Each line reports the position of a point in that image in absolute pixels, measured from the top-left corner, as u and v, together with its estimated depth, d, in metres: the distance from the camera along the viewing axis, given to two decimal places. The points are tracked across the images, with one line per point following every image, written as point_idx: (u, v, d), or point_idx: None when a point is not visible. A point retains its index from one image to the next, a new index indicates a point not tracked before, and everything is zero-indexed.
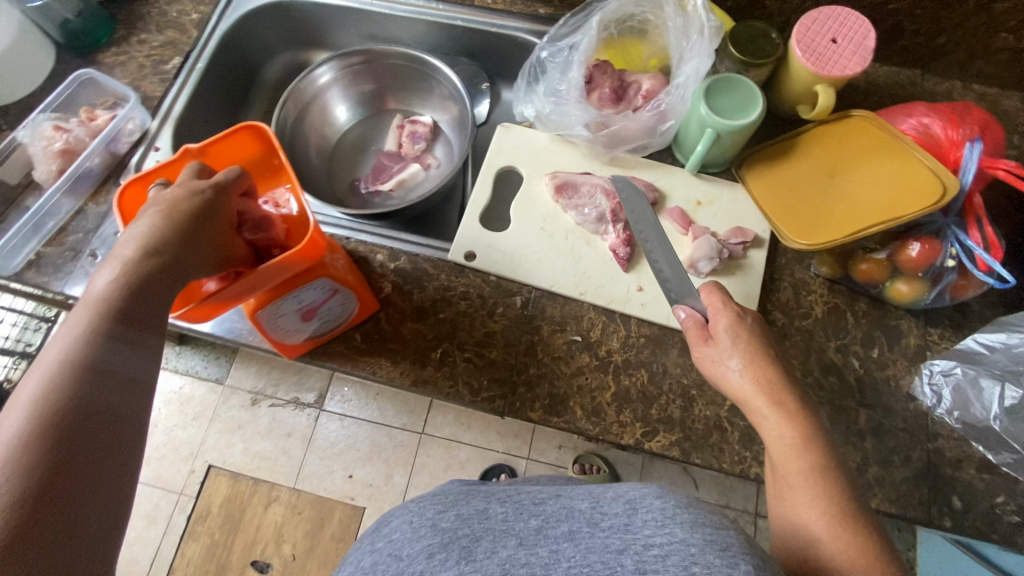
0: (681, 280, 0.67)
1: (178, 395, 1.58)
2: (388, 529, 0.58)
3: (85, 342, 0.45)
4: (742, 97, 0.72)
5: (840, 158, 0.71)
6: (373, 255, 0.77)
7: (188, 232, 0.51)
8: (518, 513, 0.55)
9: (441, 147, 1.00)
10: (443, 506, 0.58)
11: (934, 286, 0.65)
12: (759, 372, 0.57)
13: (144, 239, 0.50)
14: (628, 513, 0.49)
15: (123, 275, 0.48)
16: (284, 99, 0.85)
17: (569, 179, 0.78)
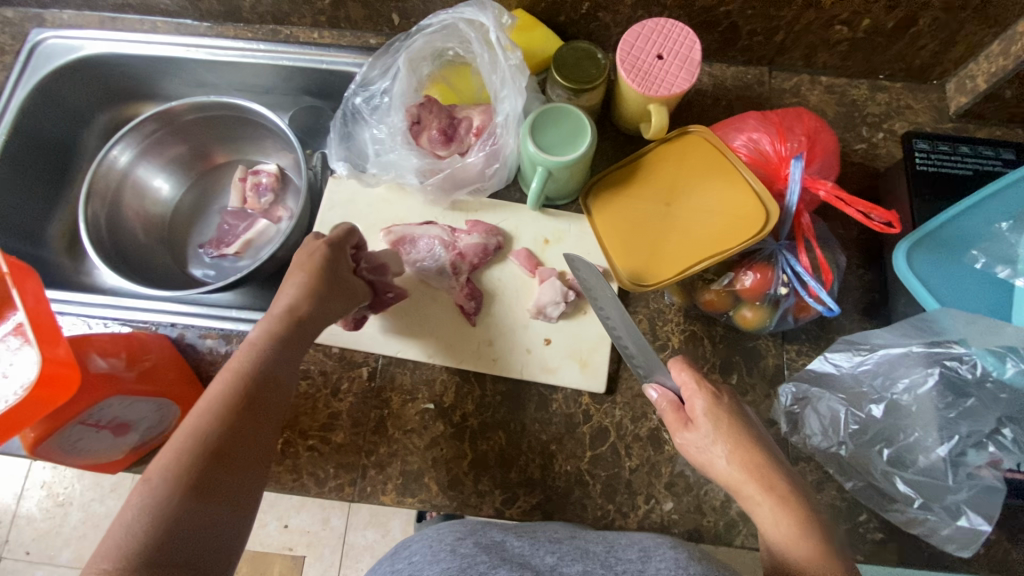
0: (646, 354, 0.62)
1: None
2: (409, 551, 0.58)
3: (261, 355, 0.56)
4: (570, 129, 0.67)
5: (676, 184, 0.68)
6: (201, 340, 0.71)
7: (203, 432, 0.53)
8: (535, 546, 0.55)
9: (292, 193, 0.91)
10: (464, 531, 0.58)
11: (775, 312, 0.62)
12: (746, 457, 0.53)
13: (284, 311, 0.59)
14: (641, 557, 0.53)
15: (292, 304, 0.59)
16: (84, 195, 0.79)
17: (408, 232, 0.72)
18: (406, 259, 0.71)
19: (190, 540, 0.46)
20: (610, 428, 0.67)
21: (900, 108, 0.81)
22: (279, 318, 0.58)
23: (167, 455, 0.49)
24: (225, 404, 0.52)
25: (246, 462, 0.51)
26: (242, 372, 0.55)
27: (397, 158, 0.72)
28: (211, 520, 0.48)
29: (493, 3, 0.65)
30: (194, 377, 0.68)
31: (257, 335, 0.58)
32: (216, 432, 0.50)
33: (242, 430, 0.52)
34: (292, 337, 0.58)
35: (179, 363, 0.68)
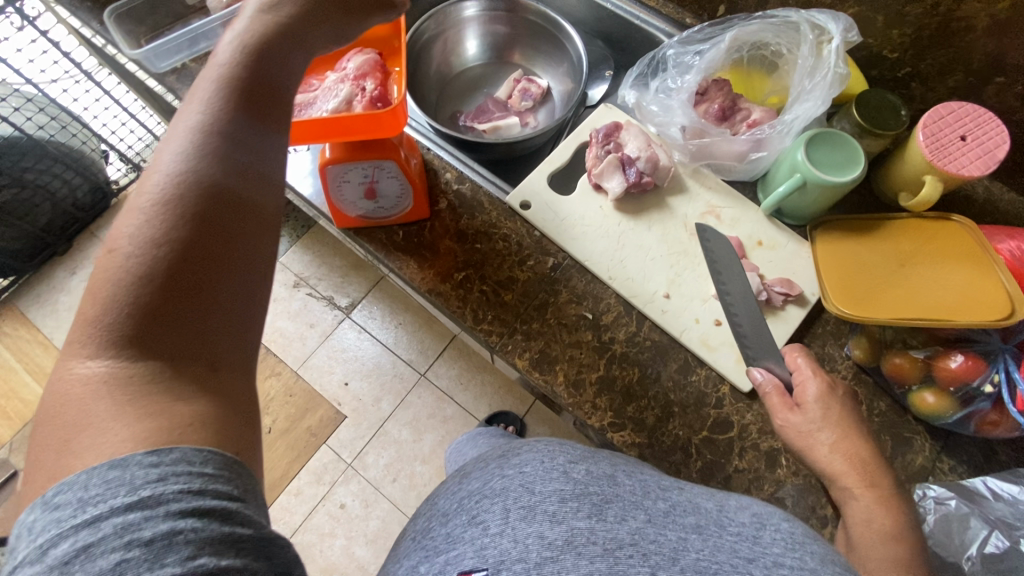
0: (760, 340, 0.67)
1: None
2: (518, 458, 0.54)
3: (216, 108, 0.42)
4: (845, 156, 0.70)
5: (917, 252, 0.69)
6: (443, 171, 0.83)
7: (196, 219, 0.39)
8: (646, 491, 0.53)
9: (546, 110, 1.04)
10: (576, 456, 0.55)
11: (961, 408, 0.61)
12: (850, 448, 0.57)
13: (245, 38, 0.45)
14: (754, 525, 0.49)
15: (249, 40, 0.45)
16: (430, 13, 0.91)
17: (656, 157, 0.79)
18: (623, 174, 0.78)
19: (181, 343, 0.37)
20: (734, 425, 0.69)
21: None
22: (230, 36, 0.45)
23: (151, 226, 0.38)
24: (189, 194, 0.39)
25: (245, 266, 0.41)
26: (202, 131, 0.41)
27: (674, 108, 0.79)
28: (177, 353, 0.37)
29: (849, 18, 0.70)
30: (429, 193, 0.80)
31: (199, 98, 0.43)
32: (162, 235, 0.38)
33: (231, 234, 0.40)
34: (249, 105, 0.44)
35: (423, 176, 0.80)
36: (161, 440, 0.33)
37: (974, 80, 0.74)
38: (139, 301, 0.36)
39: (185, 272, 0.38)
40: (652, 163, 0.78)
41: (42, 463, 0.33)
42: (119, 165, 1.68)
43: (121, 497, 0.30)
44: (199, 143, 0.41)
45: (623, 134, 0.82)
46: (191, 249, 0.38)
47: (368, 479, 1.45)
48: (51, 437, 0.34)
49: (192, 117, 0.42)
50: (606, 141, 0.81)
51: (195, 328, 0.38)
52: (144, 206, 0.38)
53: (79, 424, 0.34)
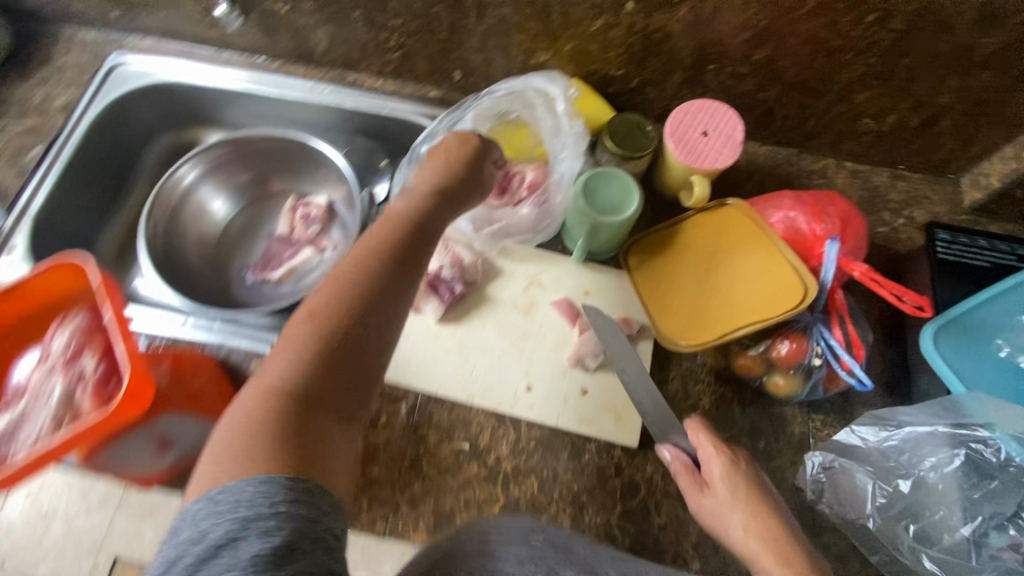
0: (660, 414, 0.66)
1: None
2: (482, 527, 0.58)
3: (355, 276, 0.54)
4: (619, 190, 0.72)
5: (715, 252, 0.73)
6: (247, 362, 0.73)
7: (326, 363, 0.50)
8: (601, 560, 0.56)
9: (338, 226, 0.95)
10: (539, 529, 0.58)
11: (807, 381, 0.65)
12: (761, 527, 0.58)
13: (406, 210, 0.61)
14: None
15: (415, 203, 0.62)
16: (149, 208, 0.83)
17: (459, 257, 0.75)
18: (437, 295, 0.73)
19: (308, 450, 0.46)
20: (641, 484, 0.68)
21: (919, 197, 0.87)
22: (390, 217, 0.60)
23: (296, 354, 0.50)
24: (324, 319, 0.52)
25: (336, 410, 0.50)
26: (325, 328, 0.51)
27: None
28: (303, 452, 0.46)
29: (564, 79, 0.75)
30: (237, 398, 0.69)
31: (349, 256, 0.57)
32: (309, 366, 0.50)
33: (343, 385, 0.51)
34: (396, 265, 0.57)
35: (223, 382, 0.70)
36: (294, 468, 0.44)
37: (692, 73, 0.79)
38: (271, 414, 0.47)
39: (315, 389, 0.49)
40: (458, 266, 0.75)
41: (229, 442, 0.46)
42: None
43: (265, 508, 0.42)
44: (317, 317, 0.52)
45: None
46: (326, 374, 0.50)
47: None
48: (237, 420, 0.47)
49: (326, 279, 0.55)
50: None
51: (313, 442, 0.47)
52: (274, 384, 0.49)
53: (237, 460, 0.44)
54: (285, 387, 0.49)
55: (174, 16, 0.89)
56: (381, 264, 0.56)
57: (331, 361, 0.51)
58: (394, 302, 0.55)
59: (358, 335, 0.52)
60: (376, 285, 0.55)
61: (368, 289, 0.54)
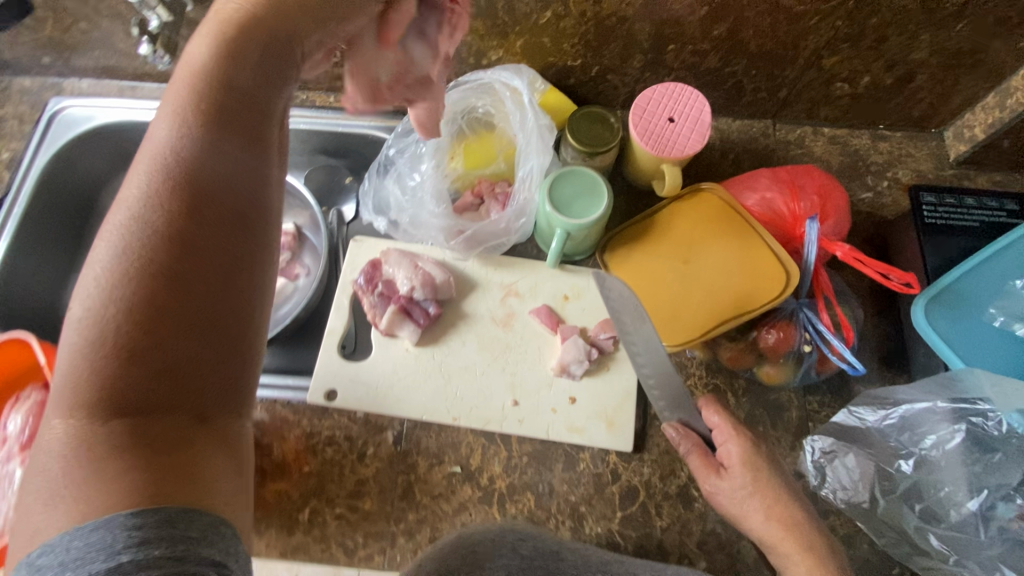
0: (672, 398, 0.63)
1: None
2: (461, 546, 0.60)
3: (181, 143, 0.40)
4: (585, 188, 0.69)
5: (692, 241, 0.70)
6: None
7: (139, 329, 0.36)
8: (587, 562, 0.60)
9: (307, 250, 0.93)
10: (521, 531, 0.62)
11: (799, 368, 0.63)
12: (782, 512, 0.57)
13: (207, 60, 0.41)
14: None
15: (215, 38, 0.42)
16: None
17: (429, 276, 0.72)
18: (412, 319, 0.71)
19: (164, 467, 0.35)
20: (639, 487, 0.67)
21: (902, 156, 0.84)
22: (194, 73, 0.41)
23: (93, 350, 0.35)
24: (113, 334, 0.35)
25: (189, 399, 0.37)
26: (109, 313, 0.36)
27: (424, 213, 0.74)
28: (160, 477, 0.35)
29: (529, 73, 0.73)
30: None
31: (153, 153, 0.40)
32: (114, 346, 0.35)
33: (160, 364, 0.36)
34: (205, 128, 0.41)
35: None
36: (145, 500, 0.34)
37: (652, 55, 0.75)
38: (89, 453, 0.34)
39: (145, 385, 0.36)
40: (430, 286, 0.71)
41: (47, 491, 0.34)
42: None
43: (101, 563, 0.32)
44: (132, 250, 0.37)
45: (385, 268, 0.74)
46: (151, 358, 0.36)
47: None
48: (48, 491, 0.34)
49: (131, 186, 0.39)
50: (373, 286, 0.74)
51: (165, 432, 0.36)
52: (71, 383, 0.35)
53: (65, 495, 0.34)
54: (86, 415, 0.35)
55: (110, 54, 0.85)
56: (195, 149, 0.40)
57: (146, 317, 0.36)
58: (208, 197, 0.39)
59: (175, 263, 0.37)
60: (202, 183, 0.39)
61: (178, 183, 0.39)
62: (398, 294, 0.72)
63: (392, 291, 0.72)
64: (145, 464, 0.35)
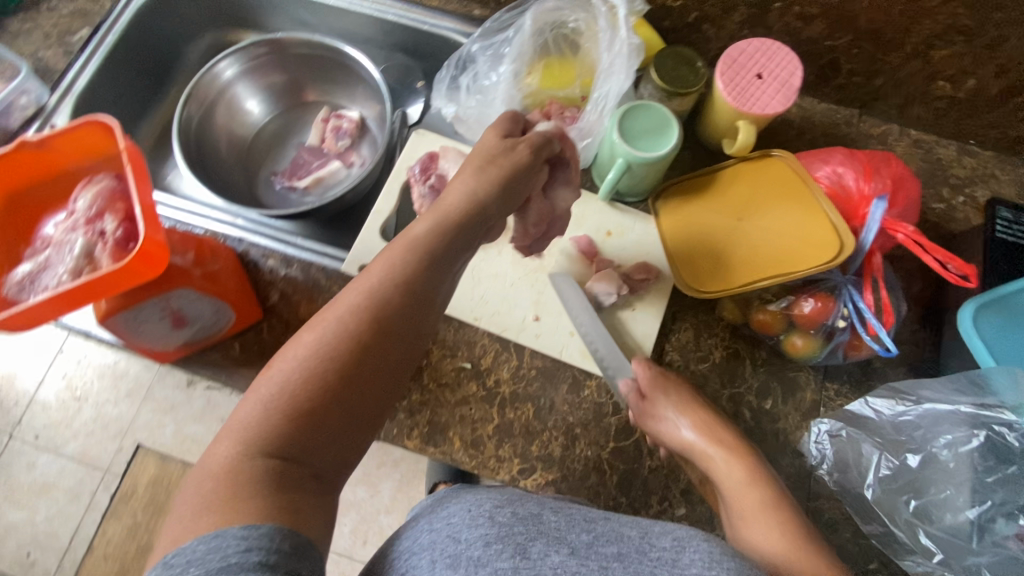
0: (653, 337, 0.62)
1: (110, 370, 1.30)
2: (446, 510, 0.48)
3: (391, 291, 0.46)
4: (656, 123, 0.68)
5: (750, 201, 0.69)
6: (264, 259, 0.74)
7: (307, 421, 0.41)
8: (571, 523, 0.46)
9: (367, 142, 0.94)
10: (504, 498, 0.48)
11: (827, 343, 0.63)
12: (699, 421, 0.61)
13: (407, 267, 0.47)
14: (675, 546, 0.42)
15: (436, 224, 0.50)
16: (185, 96, 0.81)
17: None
18: None
19: (295, 487, 0.39)
20: (637, 425, 0.68)
21: (985, 176, 0.80)
22: (386, 276, 0.47)
23: (278, 398, 0.41)
24: (312, 369, 0.42)
25: (330, 444, 0.42)
26: (311, 369, 0.42)
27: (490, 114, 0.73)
28: (288, 492, 0.39)
29: None
30: (252, 291, 0.71)
31: (355, 291, 0.46)
32: (291, 418, 0.40)
33: (323, 417, 0.41)
34: (429, 277, 0.48)
35: (239, 273, 0.70)
36: (275, 515, 0.37)
37: (756, 10, 0.73)
38: (254, 444, 0.39)
39: (310, 417, 0.41)
40: None
41: (193, 505, 0.38)
42: None
43: (216, 563, 0.34)
44: (331, 350, 0.43)
45: (442, 162, 0.75)
46: (325, 404, 0.42)
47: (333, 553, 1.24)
48: (201, 488, 0.38)
49: (348, 299, 0.46)
50: (425, 177, 0.74)
51: (313, 444, 0.41)
52: (263, 399, 0.41)
53: (206, 513, 0.37)
54: (260, 441, 0.40)
55: None
56: (393, 298, 0.46)
57: (316, 412, 0.41)
58: (411, 291, 0.47)
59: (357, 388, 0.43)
60: (397, 325, 0.46)
61: (372, 332, 0.44)
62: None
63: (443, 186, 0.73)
64: (285, 475, 0.39)
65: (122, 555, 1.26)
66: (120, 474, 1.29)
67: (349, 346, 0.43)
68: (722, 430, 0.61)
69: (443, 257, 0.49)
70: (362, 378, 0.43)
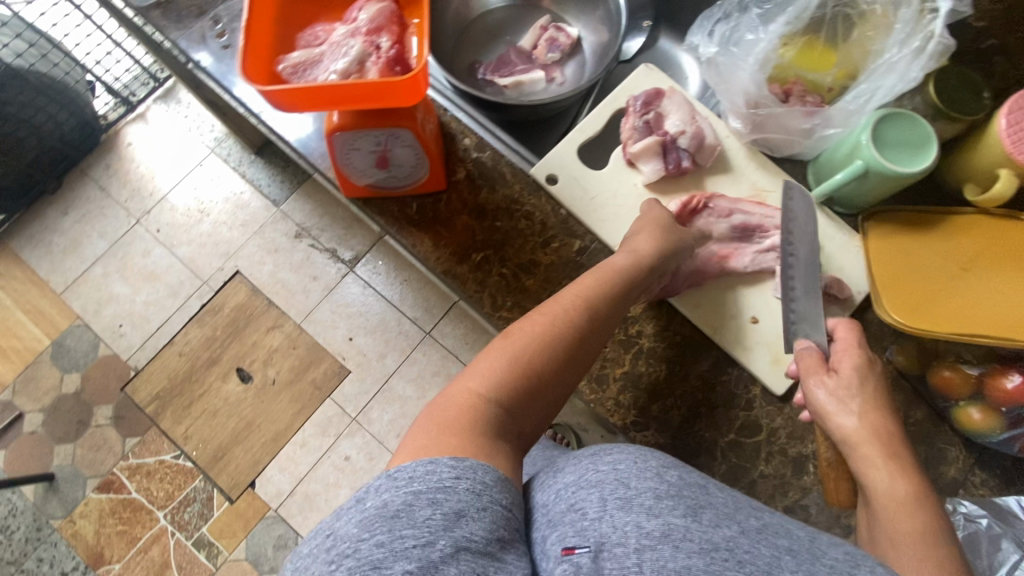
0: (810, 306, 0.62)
1: (234, 198, 1.39)
2: (607, 452, 0.45)
3: (606, 305, 0.57)
4: (914, 138, 0.62)
5: (982, 255, 0.63)
6: (461, 136, 0.75)
7: (526, 387, 0.50)
8: (736, 503, 0.43)
9: (575, 64, 0.93)
10: (667, 457, 0.45)
11: (1008, 429, 0.58)
12: (877, 421, 0.54)
13: (618, 282, 0.59)
14: (848, 560, 0.40)
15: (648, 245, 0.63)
16: None
17: (701, 132, 0.71)
18: (661, 159, 0.70)
19: (510, 439, 0.47)
20: (762, 427, 0.65)
21: None
22: (597, 288, 0.58)
23: (510, 361, 0.51)
24: (539, 347, 0.52)
25: (533, 412, 0.51)
26: (539, 347, 0.52)
27: (739, 69, 0.69)
28: (507, 438, 0.47)
29: None
30: (444, 161, 0.73)
31: (576, 292, 0.57)
32: (515, 379, 0.50)
33: (534, 390, 0.51)
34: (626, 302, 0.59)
35: (440, 138, 0.72)
36: (503, 463, 0.43)
37: None
38: (490, 392, 0.49)
39: (527, 388, 0.50)
40: (697, 141, 0.70)
41: (435, 424, 0.45)
42: (106, 96, 1.41)
43: (444, 485, 0.39)
44: (557, 337, 0.53)
45: (665, 102, 0.73)
46: (537, 382, 0.51)
47: (372, 436, 1.25)
48: (443, 413, 0.46)
49: (568, 302, 0.56)
50: (643, 111, 0.73)
51: (523, 408, 0.50)
52: (500, 361, 0.51)
53: (449, 434, 0.43)
54: (491, 393, 0.48)
55: None
56: (603, 312, 0.57)
57: (529, 387, 0.50)
58: (612, 310, 0.58)
59: (559, 374, 0.53)
60: (597, 337, 0.56)
61: (584, 333, 0.55)
62: (663, 130, 0.71)
63: (657, 126, 0.72)
64: (507, 425, 0.47)
65: (197, 358, 1.31)
66: (213, 290, 1.35)
67: (572, 335, 0.54)
68: (893, 440, 0.53)
69: (643, 285, 0.61)
70: (568, 368, 0.53)
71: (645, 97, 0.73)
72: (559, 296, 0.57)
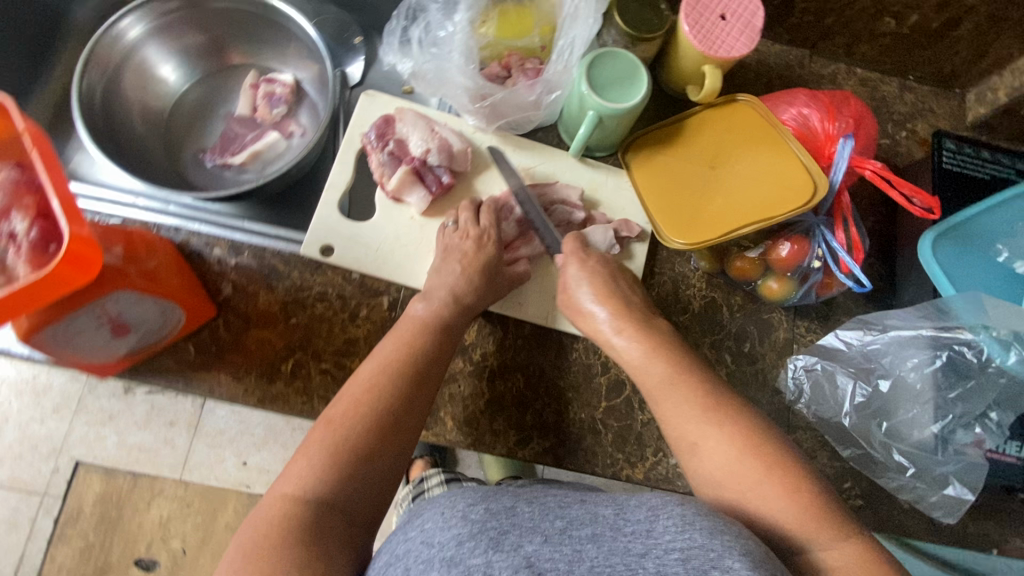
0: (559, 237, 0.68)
1: (30, 386, 1.12)
2: (420, 516, 0.46)
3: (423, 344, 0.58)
4: (624, 74, 0.65)
5: (722, 147, 0.69)
6: (208, 249, 0.66)
7: (353, 463, 0.49)
8: (542, 511, 0.43)
9: (306, 108, 0.85)
10: (476, 494, 0.46)
11: (801, 286, 0.65)
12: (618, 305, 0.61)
13: (430, 315, 0.60)
14: (650, 517, 0.41)
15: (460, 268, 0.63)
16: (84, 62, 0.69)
17: (445, 142, 0.68)
18: (422, 185, 0.67)
19: (337, 529, 0.46)
20: (626, 381, 0.68)
21: (924, 110, 0.84)
22: (412, 331, 0.58)
23: (327, 441, 0.50)
24: (356, 417, 0.51)
25: (366, 488, 0.49)
26: (357, 417, 0.51)
27: (449, 69, 0.66)
28: (330, 533, 0.46)
29: None
30: (200, 286, 0.63)
31: (393, 341, 0.58)
32: (335, 464, 0.49)
33: (363, 460, 0.50)
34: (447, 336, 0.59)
35: (181, 266, 0.63)
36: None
37: None
38: (309, 481, 0.47)
39: (354, 465, 0.49)
40: (446, 153, 0.67)
41: (246, 549, 0.44)
42: None
43: None
44: (375, 397, 0.53)
45: (399, 126, 0.70)
46: (364, 451, 0.50)
47: None
48: (249, 536, 0.45)
49: (381, 358, 0.56)
50: (383, 144, 0.69)
51: (354, 484, 0.49)
52: (315, 449, 0.50)
53: (255, 562, 0.42)
54: (307, 492, 0.47)
55: None
56: (426, 352, 0.57)
57: (357, 461, 0.49)
58: (431, 349, 0.58)
59: (391, 432, 0.52)
60: (425, 379, 0.56)
61: (406, 382, 0.54)
62: (409, 155, 0.67)
63: (402, 153, 0.68)
64: (332, 514, 0.47)
65: None
66: (60, 496, 1.12)
67: (393, 391, 0.53)
68: (641, 325, 0.60)
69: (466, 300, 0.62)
70: (394, 425, 0.52)
71: (377, 129, 0.69)
72: (375, 353, 0.57)
